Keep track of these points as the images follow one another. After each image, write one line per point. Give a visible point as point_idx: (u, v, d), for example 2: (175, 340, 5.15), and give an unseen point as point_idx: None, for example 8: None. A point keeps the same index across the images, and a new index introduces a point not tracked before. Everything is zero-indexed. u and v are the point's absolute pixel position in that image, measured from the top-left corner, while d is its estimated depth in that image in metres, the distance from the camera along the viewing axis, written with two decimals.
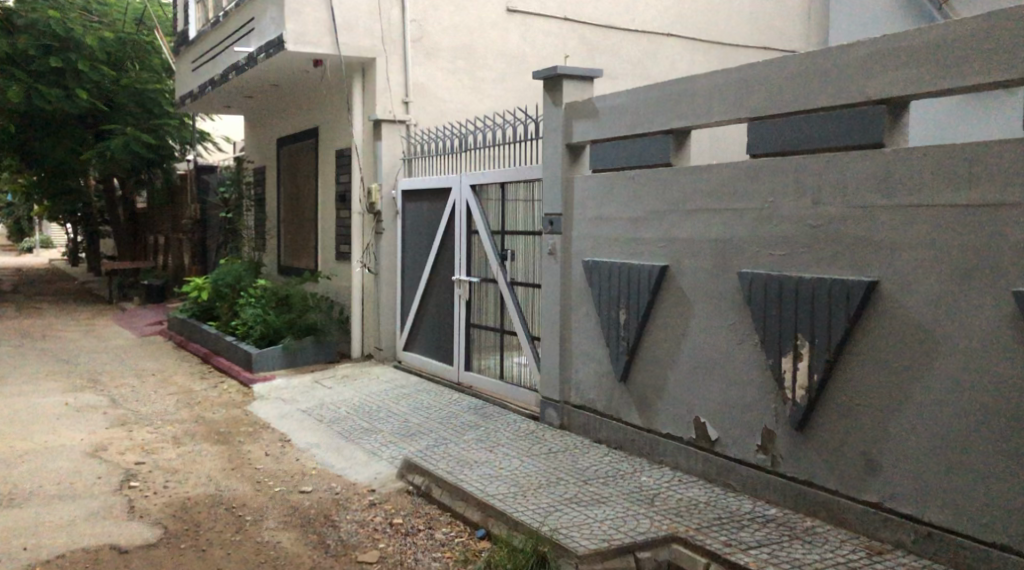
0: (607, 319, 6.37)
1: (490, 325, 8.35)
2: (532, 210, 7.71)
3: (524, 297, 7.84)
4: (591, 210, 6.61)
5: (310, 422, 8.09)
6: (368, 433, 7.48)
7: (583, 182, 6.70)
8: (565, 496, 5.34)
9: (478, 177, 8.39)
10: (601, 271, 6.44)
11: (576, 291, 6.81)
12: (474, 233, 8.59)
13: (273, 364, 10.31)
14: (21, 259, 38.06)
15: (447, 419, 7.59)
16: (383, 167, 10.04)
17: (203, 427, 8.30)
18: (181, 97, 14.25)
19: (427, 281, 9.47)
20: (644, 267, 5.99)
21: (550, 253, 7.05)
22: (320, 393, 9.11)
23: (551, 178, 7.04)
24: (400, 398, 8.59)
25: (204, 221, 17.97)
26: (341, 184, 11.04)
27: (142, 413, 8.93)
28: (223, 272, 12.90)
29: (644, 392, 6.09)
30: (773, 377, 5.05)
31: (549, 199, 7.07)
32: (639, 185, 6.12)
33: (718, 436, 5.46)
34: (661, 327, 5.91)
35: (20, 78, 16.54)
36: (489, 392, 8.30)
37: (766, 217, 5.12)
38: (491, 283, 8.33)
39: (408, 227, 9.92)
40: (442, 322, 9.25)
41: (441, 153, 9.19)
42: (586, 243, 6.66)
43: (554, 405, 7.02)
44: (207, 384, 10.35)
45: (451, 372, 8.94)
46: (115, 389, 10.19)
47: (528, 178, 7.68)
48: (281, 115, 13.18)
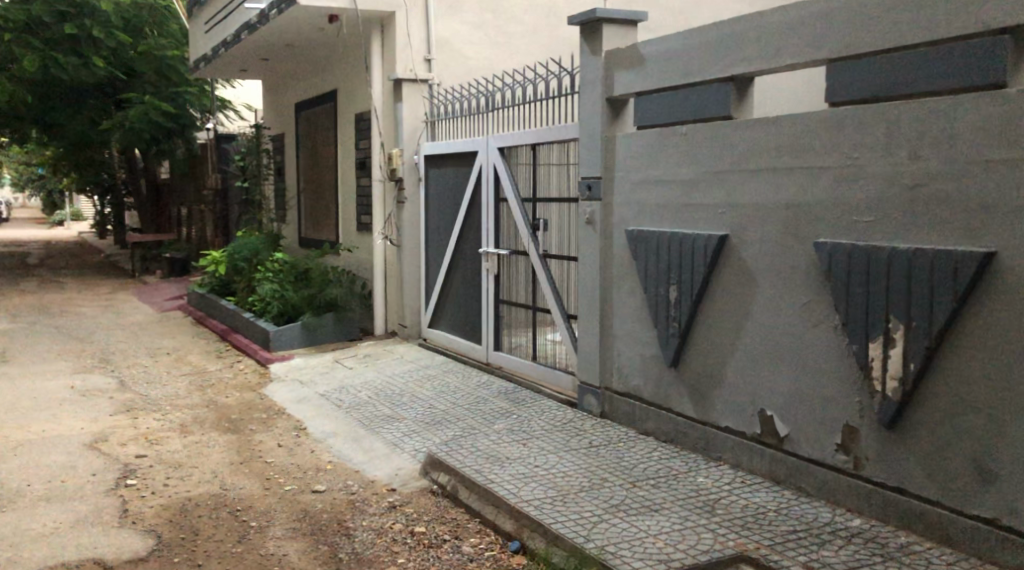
0: (654, 296, 5.64)
1: (521, 302, 7.64)
2: (568, 174, 6.95)
3: (558, 270, 7.12)
4: (635, 173, 5.85)
5: (328, 408, 7.45)
6: (389, 420, 6.83)
7: (626, 140, 5.94)
8: (611, 502, 4.65)
9: (507, 139, 7.63)
10: (646, 241, 5.70)
11: (618, 265, 6.07)
12: (502, 201, 7.87)
13: (292, 343, 9.70)
14: (51, 232, 38.00)
15: (477, 406, 6.92)
16: (405, 130, 9.32)
17: (213, 414, 7.71)
18: (195, 62, 13.59)
19: (453, 253, 8.76)
20: (700, 238, 5.25)
21: (588, 222, 6.31)
22: (339, 375, 8.47)
23: (589, 138, 6.28)
24: (425, 381, 7.92)
25: (226, 192, 17.38)
26: (361, 150, 10.35)
27: (151, 397, 8.36)
28: (240, 244, 12.29)
29: (699, 379, 5.37)
30: (858, 365, 4.30)
31: (587, 160, 6.32)
32: (692, 142, 5.36)
33: (788, 433, 4.75)
34: (719, 306, 5.18)
35: (34, 46, 15.99)
36: (521, 374, 7.61)
37: (848, 177, 4.35)
38: (522, 255, 7.61)
39: (432, 195, 9.21)
40: (469, 298, 8.56)
41: (466, 114, 8.45)
42: (630, 210, 5.91)
43: (594, 391, 6.32)
44: (222, 364, 9.76)
45: (480, 352, 8.25)
46: (127, 370, 9.65)
47: (562, 138, 6.91)
48: (299, 78, 12.47)
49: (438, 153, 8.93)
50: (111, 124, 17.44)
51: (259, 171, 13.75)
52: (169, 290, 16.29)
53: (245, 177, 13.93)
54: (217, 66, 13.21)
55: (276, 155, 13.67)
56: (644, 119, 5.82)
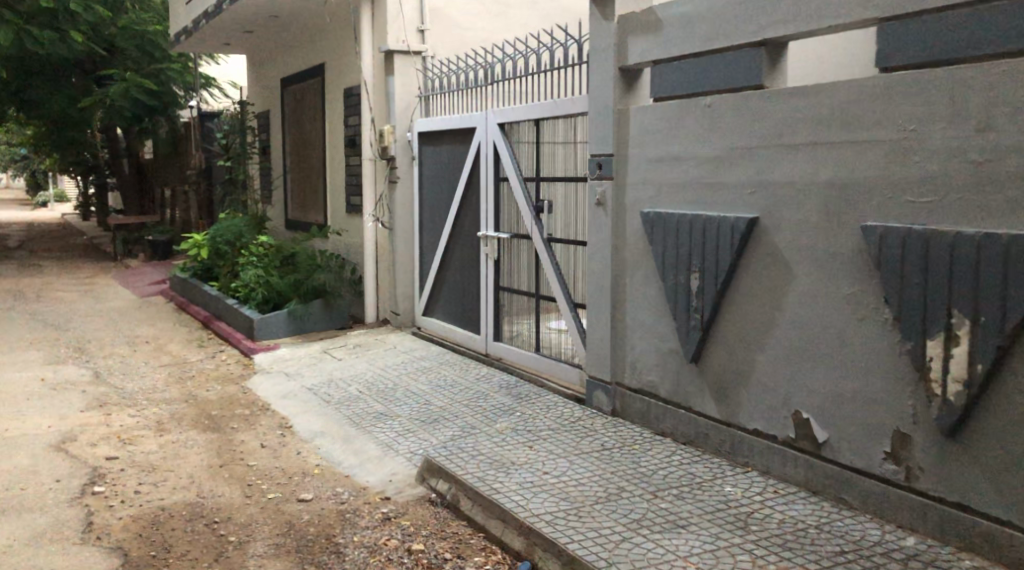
0: (673, 284, 5.15)
1: (523, 289, 7.14)
2: (574, 152, 6.43)
3: (563, 256, 6.62)
4: (652, 150, 5.34)
5: (315, 404, 6.93)
6: (382, 418, 6.33)
7: (642, 113, 5.42)
8: (631, 516, 4.18)
9: (508, 114, 7.10)
10: (664, 224, 5.20)
11: (632, 250, 5.57)
12: (502, 181, 7.34)
13: (278, 331, 9.18)
14: (33, 214, 37.18)
15: (476, 402, 6.43)
16: (397, 105, 8.77)
17: (192, 409, 7.19)
18: (175, 35, 12.95)
19: (448, 237, 8.24)
20: (727, 221, 4.75)
21: (598, 203, 5.80)
22: (328, 367, 7.97)
23: (600, 112, 5.75)
24: (420, 374, 7.42)
25: (211, 173, 16.76)
26: (350, 127, 9.79)
27: (126, 391, 7.83)
28: (223, 227, 11.72)
29: (724, 376, 4.89)
30: (912, 365, 3.82)
31: (596, 136, 5.80)
32: (717, 115, 4.85)
33: (827, 438, 4.28)
34: (748, 296, 4.69)
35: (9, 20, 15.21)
36: (523, 367, 7.12)
37: (902, 151, 3.85)
38: (524, 239, 7.10)
39: (425, 174, 8.67)
40: (466, 284, 8.05)
41: (463, 88, 7.91)
42: (646, 190, 5.40)
43: (604, 387, 5.84)
44: (204, 354, 9.24)
45: (478, 342, 7.75)
46: (102, 361, 9.11)
47: (568, 113, 6.38)
48: (285, 52, 11.88)
49: (432, 130, 8.39)
50: (90, 102, 16.73)
51: (244, 150, 13.15)
52: (151, 275, 15.70)
53: (229, 157, 13.33)
54: (199, 39, 12.60)
55: (262, 133, 13.07)
56: (661, 89, 5.29)
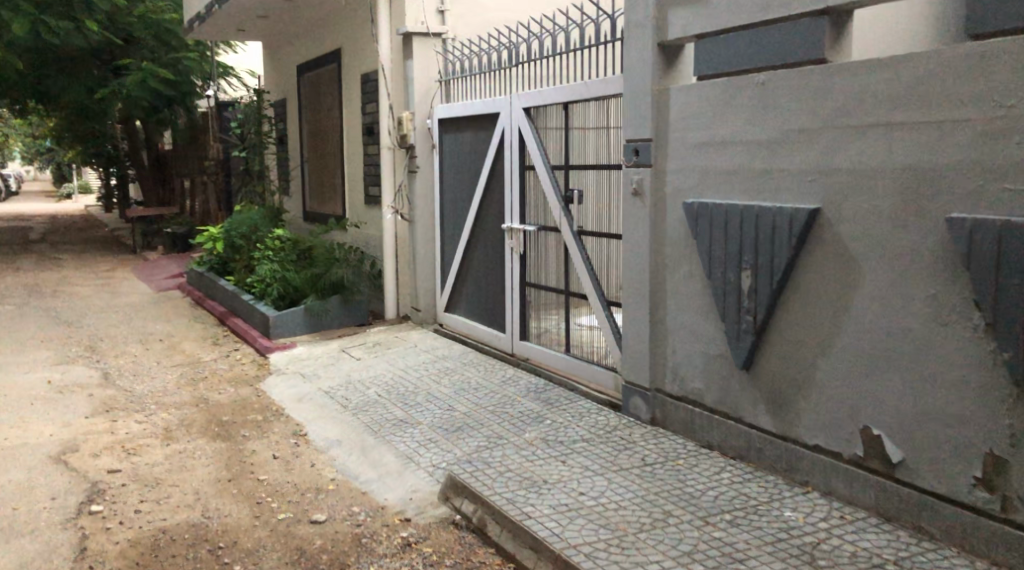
0: (720, 283, 4.66)
1: (551, 285, 6.66)
2: (606, 137, 5.93)
3: (595, 250, 6.13)
4: (695, 134, 4.84)
5: (331, 409, 6.50)
6: (402, 426, 5.89)
7: (684, 93, 4.92)
8: (681, 548, 3.73)
9: (534, 98, 6.61)
10: (709, 216, 4.70)
11: (672, 244, 5.08)
12: (528, 169, 6.86)
13: (294, 329, 8.77)
14: (55, 206, 37.08)
15: (504, 408, 5.98)
16: (416, 90, 8.31)
17: (202, 415, 6.78)
18: (189, 21, 12.52)
19: (471, 229, 7.78)
20: (784, 213, 4.25)
21: (634, 193, 5.31)
22: (346, 367, 7.54)
23: (635, 93, 5.25)
24: (442, 375, 6.97)
25: (229, 164, 16.39)
26: (369, 115, 9.34)
27: (135, 394, 7.44)
28: (238, 220, 11.32)
29: (779, 385, 4.41)
30: (1010, 378, 3.35)
31: (631, 119, 5.30)
32: (771, 93, 4.34)
33: (902, 458, 3.80)
34: (808, 297, 4.20)
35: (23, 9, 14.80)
36: (551, 369, 6.65)
37: (1000, 132, 3.36)
38: (552, 232, 6.62)
39: (446, 162, 8.21)
40: (490, 279, 7.59)
41: (485, 71, 7.43)
42: (689, 179, 4.90)
43: (642, 393, 5.37)
44: (218, 353, 8.84)
45: (504, 341, 7.29)
46: (113, 361, 8.74)
47: (600, 95, 5.88)
48: (301, 37, 11.42)
49: (453, 116, 7.92)
50: (107, 92, 16.34)
51: (260, 139, 12.73)
52: (168, 268, 15.35)
53: (244, 147, 12.92)
54: (213, 25, 12.16)
55: (278, 122, 12.65)
56: (706, 67, 4.78)
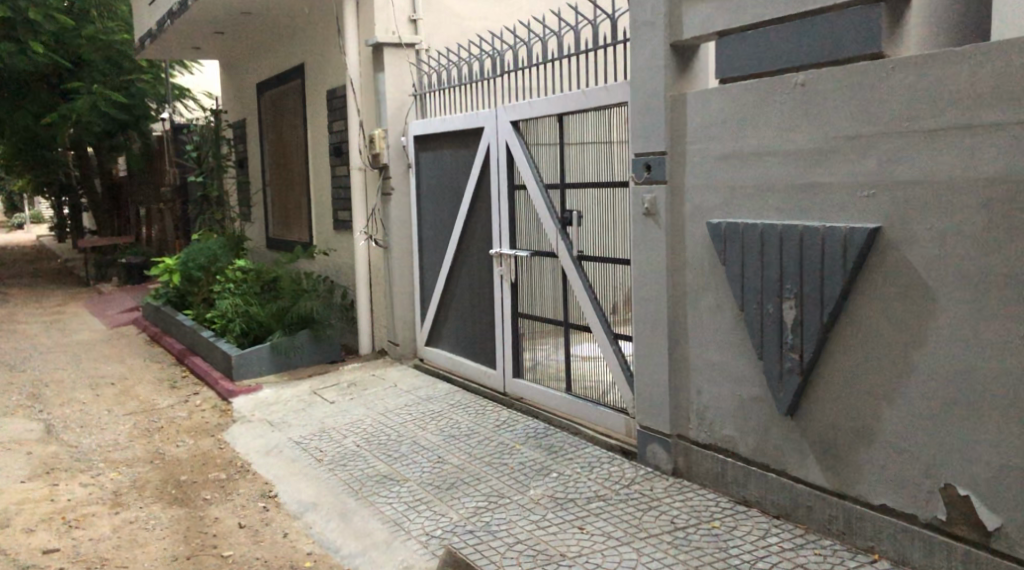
0: (757, 316, 4.04)
1: (547, 316, 6.01)
2: (607, 152, 5.31)
3: (598, 277, 5.50)
4: (720, 145, 4.23)
5: (304, 463, 5.78)
6: (385, 484, 5.19)
7: (705, 99, 4.32)
8: None
9: (523, 110, 5.98)
10: (741, 239, 4.09)
11: (693, 271, 4.47)
12: (518, 188, 6.21)
13: (259, 369, 8.01)
14: (5, 237, 35.61)
15: (502, 460, 5.30)
16: (388, 105, 7.64)
17: (157, 474, 6.00)
18: (140, 40, 11.73)
19: (453, 256, 7.11)
20: (835, 235, 3.65)
21: (646, 213, 4.68)
22: (319, 412, 6.81)
23: (645, 100, 4.64)
24: (427, 419, 6.28)
25: (186, 190, 15.55)
26: (336, 134, 8.65)
27: (81, 450, 6.63)
28: (196, 250, 10.53)
29: (832, 435, 3.80)
30: None
31: (640, 129, 4.69)
32: (815, 96, 3.75)
33: (998, 525, 3.20)
34: (868, 332, 3.60)
35: None
36: (549, 409, 5.99)
37: None
38: (546, 258, 5.98)
39: (423, 183, 7.55)
40: (476, 310, 6.92)
41: (466, 82, 6.79)
42: (712, 196, 4.29)
43: (662, 441, 4.73)
44: (177, 398, 8.04)
45: (494, 378, 6.62)
46: (58, 411, 7.89)
47: (600, 105, 5.27)
48: (261, 54, 10.72)
49: (430, 133, 7.26)
50: (55, 117, 15.35)
51: (218, 163, 11.96)
52: (123, 302, 14.44)
53: (202, 171, 12.14)
54: (165, 43, 11.37)
55: (238, 145, 11.89)
56: (732, 68, 4.19)
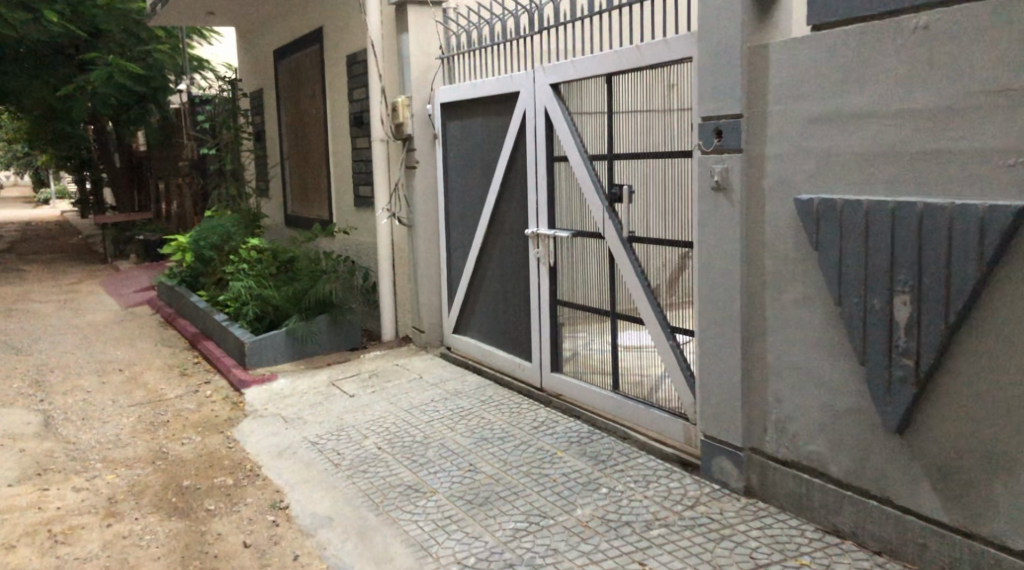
0: (858, 311, 3.35)
1: (591, 305, 5.34)
2: (664, 117, 4.61)
3: (651, 262, 4.81)
4: (813, 106, 3.53)
5: (319, 468, 5.16)
6: (410, 496, 4.56)
7: (792, 51, 3.60)
8: None
9: (565, 71, 5.28)
10: (838, 218, 3.40)
11: (773, 257, 3.77)
12: (558, 160, 5.52)
13: (275, 356, 7.41)
14: (29, 212, 35.40)
15: (544, 471, 4.64)
16: (413, 69, 6.95)
17: (157, 477, 5.41)
18: (152, 5, 11.07)
19: (483, 236, 6.45)
20: (967, 215, 2.95)
21: (715, 188, 3.98)
22: (337, 407, 6.20)
23: (715, 56, 3.93)
24: (456, 418, 5.64)
25: (204, 164, 14.94)
26: (357, 103, 7.99)
27: (78, 447, 6.06)
28: (210, 227, 9.94)
29: (953, 460, 3.11)
30: None
31: (709, 88, 3.98)
32: (943, 41, 3.05)
33: None
34: (1008, 335, 2.90)
35: None
36: (593, 410, 5.33)
37: None
38: (589, 239, 5.29)
39: (450, 155, 6.88)
40: (509, 296, 6.26)
41: (499, 41, 6.09)
42: (801, 167, 3.59)
43: (733, 454, 4.06)
44: (186, 388, 7.45)
45: (530, 372, 5.97)
46: (60, 401, 7.34)
47: (658, 62, 4.57)
48: (278, 19, 10.04)
49: (459, 99, 6.58)
50: (71, 89, 14.71)
51: (235, 136, 11.33)
52: (138, 280, 13.92)
53: (217, 145, 11.51)
54: (178, 8, 10.70)
55: (254, 117, 11.24)
56: (827, 11, 3.46)
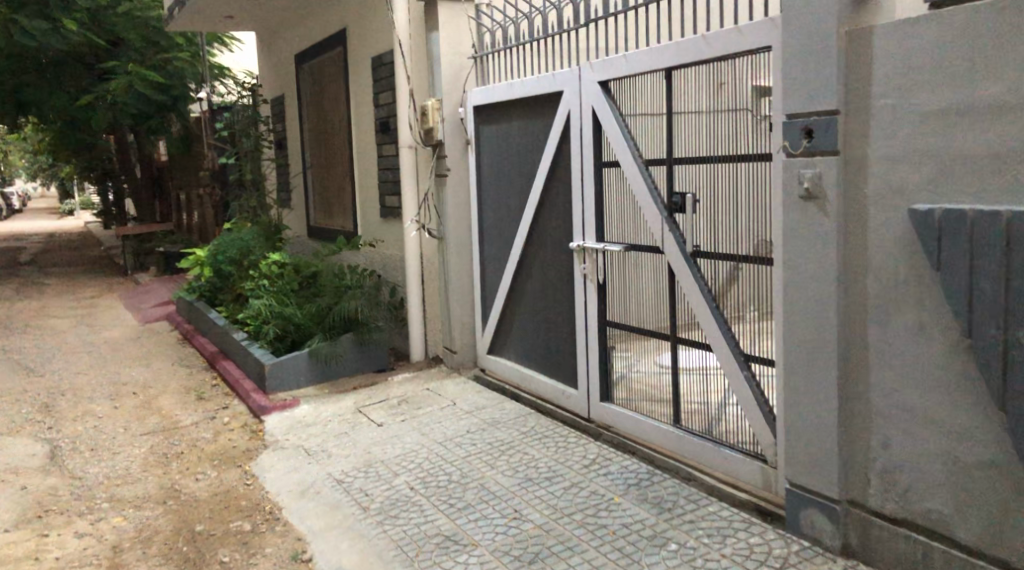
0: (997, 345, 2.83)
1: (646, 327, 4.77)
2: (735, 116, 4.06)
3: (719, 280, 4.23)
4: (933, 101, 2.99)
5: (344, 512, 4.62)
6: (449, 550, 4.01)
7: (905, 37, 3.06)
8: None
9: (616, 67, 4.72)
10: (969, 235, 2.87)
11: (880, 278, 3.21)
12: (607, 165, 4.95)
13: (297, 380, 6.90)
14: (53, 224, 35.28)
15: (601, 521, 4.07)
16: (444, 69, 6.42)
17: (167, 521, 4.90)
18: (170, 10, 10.62)
19: (522, 250, 5.90)
20: None
21: (805, 198, 3.40)
22: (363, 439, 5.66)
23: (804, 46, 3.35)
24: (496, 453, 5.08)
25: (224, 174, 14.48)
26: (383, 108, 7.48)
27: (84, 484, 5.55)
28: (228, 241, 9.47)
29: None
30: None
31: (794, 81, 3.41)
32: None
33: None
34: None
35: None
36: (650, 446, 4.75)
37: None
38: (644, 254, 4.71)
39: (484, 162, 6.35)
40: (550, 316, 5.71)
41: (539, 37, 5.55)
42: (917, 174, 3.05)
43: (827, 507, 3.48)
44: (202, 414, 6.95)
45: (575, 400, 5.41)
46: (69, 428, 6.87)
47: (729, 54, 4.02)
48: (300, 21, 9.57)
49: (493, 101, 6.04)
50: (91, 99, 14.23)
51: (255, 144, 10.86)
52: (158, 294, 13.48)
53: (235, 153, 11.05)
54: (196, 12, 10.25)
55: (275, 124, 10.78)
56: None
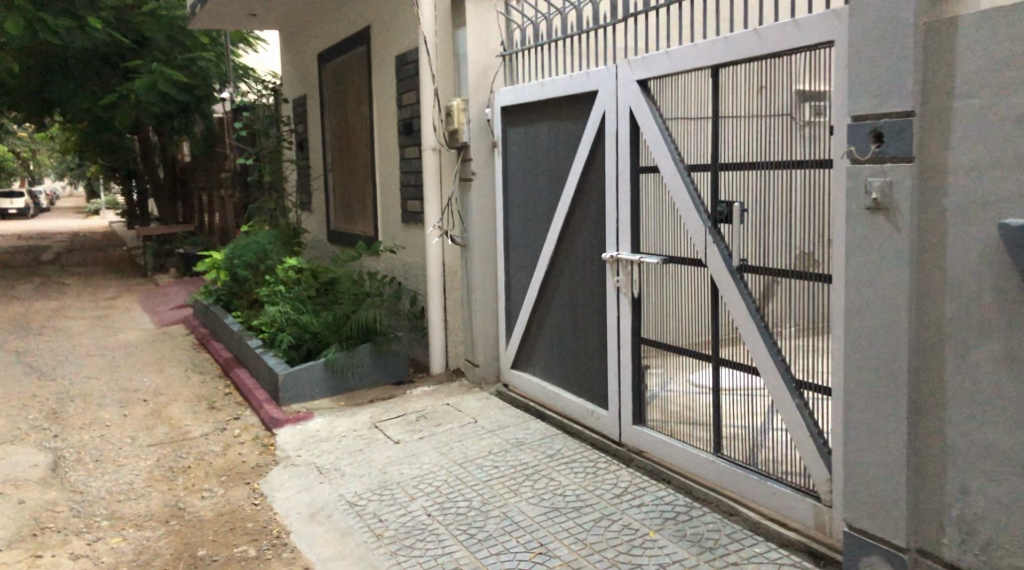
0: None
1: (684, 346, 4.40)
2: (790, 117, 3.71)
3: (768, 297, 3.86)
4: None
5: (355, 539, 4.29)
6: None
7: (999, 31, 2.71)
8: None
9: (657, 65, 4.38)
10: None
11: (963, 301, 2.86)
12: (645, 171, 4.60)
13: (312, 392, 6.59)
14: (79, 223, 35.39)
15: (635, 562, 3.71)
16: (471, 68, 6.11)
17: (168, 543, 4.59)
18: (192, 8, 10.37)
19: (550, 260, 5.56)
20: None
21: (873, 209, 3.02)
22: (379, 457, 5.33)
23: (875, 41, 2.98)
24: (520, 477, 4.74)
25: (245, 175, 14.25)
26: (407, 108, 7.17)
27: (85, 499, 5.27)
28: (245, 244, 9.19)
29: None
30: None
31: (863, 78, 3.04)
32: None
33: None
34: None
35: (17, 5, 12.33)
36: (688, 475, 4.39)
37: None
38: (684, 267, 4.35)
39: (511, 165, 6.02)
40: (579, 331, 5.36)
41: (572, 33, 5.21)
42: (1013, 184, 2.71)
43: (892, 558, 3.10)
44: (213, 425, 6.66)
45: (605, 421, 5.06)
46: (74, 437, 6.60)
47: (784, 50, 3.68)
48: (323, 20, 9.29)
49: (522, 102, 5.71)
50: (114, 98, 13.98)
51: (276, 145, 10.60)
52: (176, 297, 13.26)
53: (256, 154, 10.80)
54: (218, 10, 9.99)
55: (296, 125, 10.51)
56: None
